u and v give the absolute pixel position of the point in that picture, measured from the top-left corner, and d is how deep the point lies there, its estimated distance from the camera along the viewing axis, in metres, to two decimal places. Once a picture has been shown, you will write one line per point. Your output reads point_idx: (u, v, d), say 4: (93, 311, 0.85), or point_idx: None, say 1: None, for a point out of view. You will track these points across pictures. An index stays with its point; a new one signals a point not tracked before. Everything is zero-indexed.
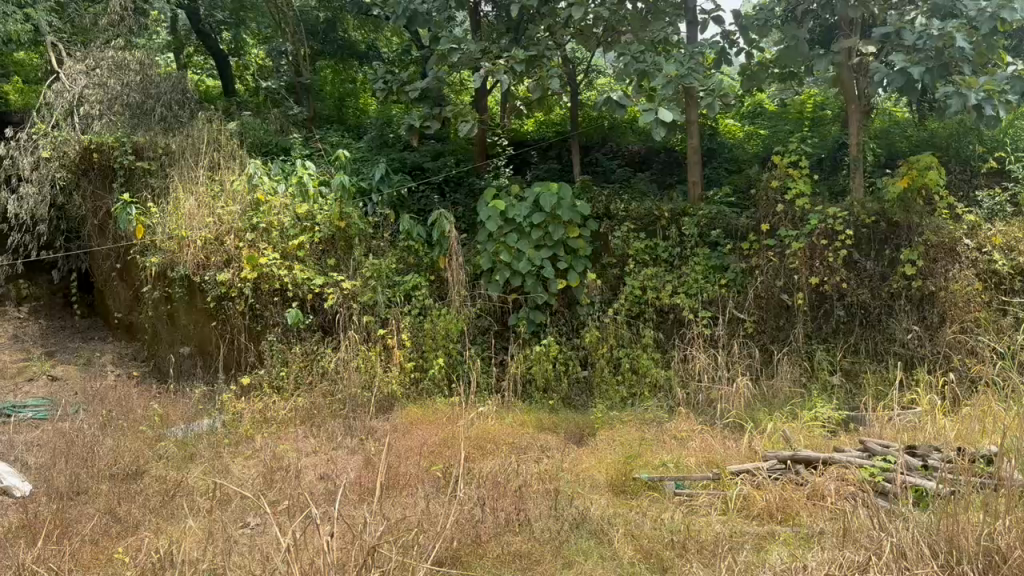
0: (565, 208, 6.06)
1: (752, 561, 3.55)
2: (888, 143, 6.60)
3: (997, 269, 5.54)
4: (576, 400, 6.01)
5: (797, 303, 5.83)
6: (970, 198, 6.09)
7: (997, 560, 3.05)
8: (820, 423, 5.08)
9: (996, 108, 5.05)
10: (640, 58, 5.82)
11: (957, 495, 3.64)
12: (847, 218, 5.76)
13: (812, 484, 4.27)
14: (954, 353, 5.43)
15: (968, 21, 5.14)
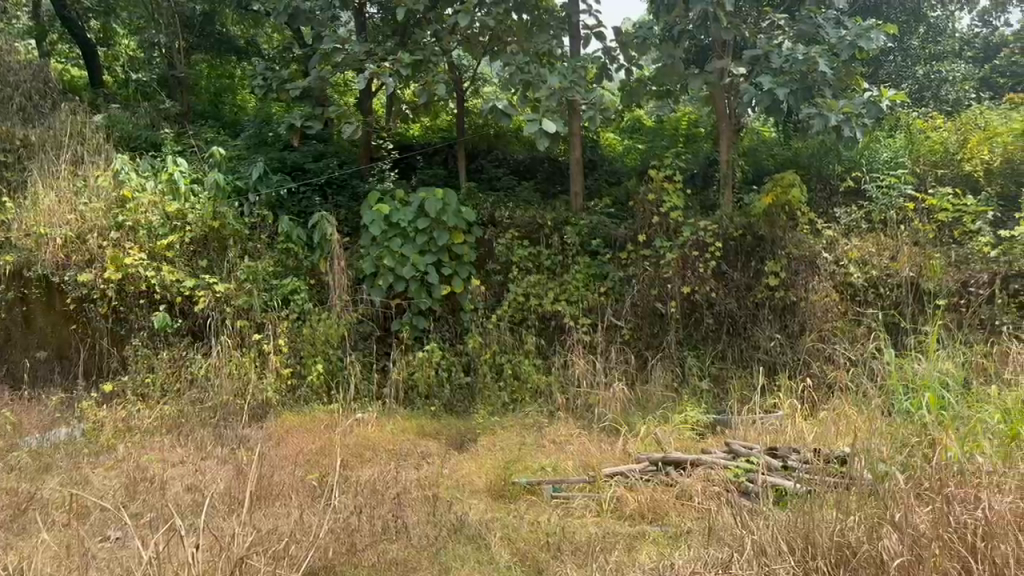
0: (450, 214, 6.11)
1: (623, 561, 3.64)
2: (756, 161, 6.95)
3: (852, 281, 5.91)
4: (457, 406, 6.02)
5: (670, 311, 6.06)
6: (829, 214, 6.49)
7: (847, 553, 3.25)
8: (690, 427, 5.30)
9: (854, 130, 5.36)
10: (526, 69, 5.96)
11: (812, 494, 3.88)
12: (717, 231, 6.06)
13: (681, 485, 4.44)
14: (813, 359, 5.74)
15: (829, 48, 5.47)
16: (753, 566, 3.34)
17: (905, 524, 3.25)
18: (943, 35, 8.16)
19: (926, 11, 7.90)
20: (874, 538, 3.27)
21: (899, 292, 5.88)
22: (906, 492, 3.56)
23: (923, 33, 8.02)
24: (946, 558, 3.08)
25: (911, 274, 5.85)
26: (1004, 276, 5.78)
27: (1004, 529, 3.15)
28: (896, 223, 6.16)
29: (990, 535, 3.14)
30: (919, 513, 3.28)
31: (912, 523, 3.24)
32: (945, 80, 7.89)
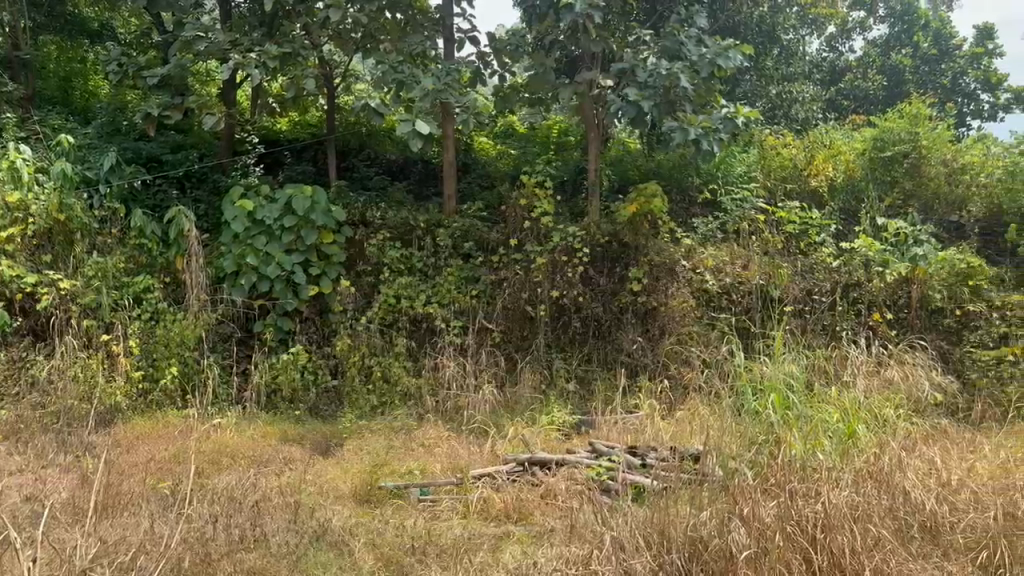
0: (319, 212, 6.00)
1: (487, 561, 3.67)
2: (621, 170, 7.15)
3: (708, 288, 6.18)
4: (324, 410, 5.92)
5: (539, 314, 6.17)
6: (689, 224, 6.81)
7: (699, 547, 3.46)
8: (556, 427, 5.42)
9: (711, 144, 5.65)
10: (398, 68, 5.90)
11: (668, 490, 4.08)
12: (584, 237, 6.24)
13: (545, 485, 4.53)
14: (670, 362, 6.01)
15: (691, 65, 5.74)
16: (610, 562, 3.43)
17: (752, 518, 3.55)
18: (794, 58, 8.60)
19: (780, 33, 8.26)
20: (724, 531, 3.51)
21: (750, 298, 6.21)
22: (754, 488, 3.83)
23: (776, 54, 8.42)
24: (790, 548, 3.43)
25: (760, 282, 6.19)
26: (845, 287, 6.18)
27: (840, 521, 3.52)
28: (748, 233, 6.54)
29: (828, 527, 3.50)
30: (766, 507, 3.61)
31: (759, 516, 3.56)
32: (796, 100, 8.58)
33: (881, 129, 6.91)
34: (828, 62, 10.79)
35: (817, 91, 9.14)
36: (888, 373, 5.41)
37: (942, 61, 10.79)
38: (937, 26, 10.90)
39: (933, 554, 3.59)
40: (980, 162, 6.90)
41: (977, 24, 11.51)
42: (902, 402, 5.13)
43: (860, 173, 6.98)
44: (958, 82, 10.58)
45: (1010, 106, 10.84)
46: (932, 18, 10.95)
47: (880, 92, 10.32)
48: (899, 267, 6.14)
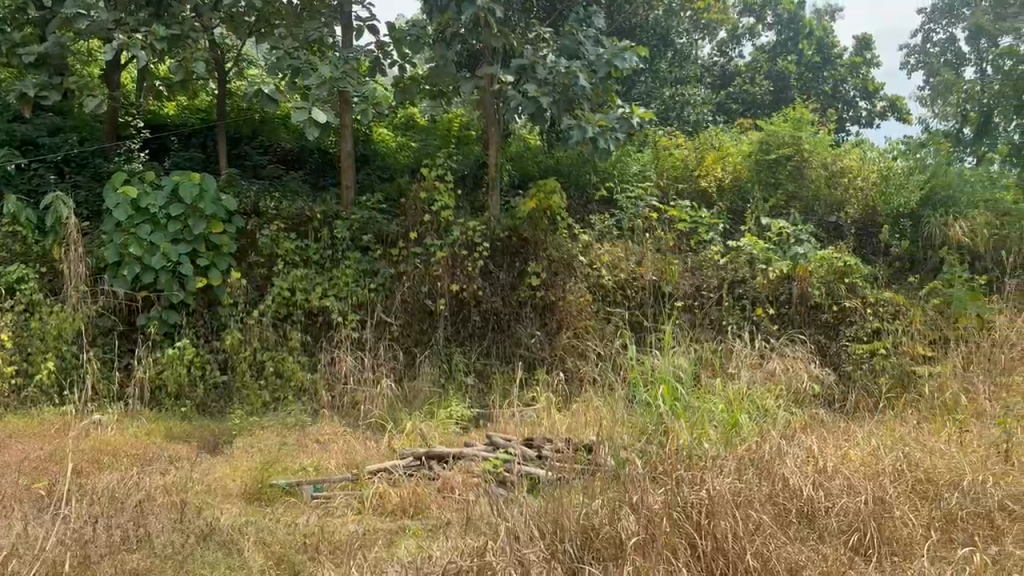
0: (209, 201, 5.82)
1: (381, 557, 3.63)
2: (521, 167, 7.19)
3: (604, 283, 6.31)
4: (212, 407, 5.73)
5: (438, 309, 6.16)
6: (586, 221, 6.94)
7: (590, 535, 3.64)
8: (454, 421, 5.42)
9: (607, 143, 5.78)
10: (294, 54, 5.84)
11: (562, 481, 4.20)
12: (484, 232, 6.26)
13: (442, 479, 4.52)
14: (567, 356, 6.09)
15: (588, 64, 5.86)
16: (505, 552, 3.48)
17: (641, 505, 3.73)
18: (688, 62, 9.02)
19: (674, 37, 8.67)
20: (614, 519, 3.69)
21: (643, 293, 6.38)
22: (643, 476, 4.00)
23: (671, 57, 8.82)
24: (676, 535, 3.61)
25: (653, 278, 6.39)
26: (730, 283, 6.41)
27: (724, 507, 3.68)
28: (641, 231, 6.74)
29: (712, 513, 3.65)
30: (654, 495, 3.80)
31: (647, 504, 3.75)
32: (687, 104, 8.74)
33: (767, 133, 7.21)
34: (719, 67, 11.33)
35: (708, 94, 9.43)
36: (770, 365, 5.63)
37: (825, 68, 11.38)
38: (821, 35, 11.42)
39: (810, 537, 3.79)
40: (857, 166, 7.24)
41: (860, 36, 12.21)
42: (783, 393, 5.37)
43: (747, 175, 7.27)
44: (840, 89, 11.29)
45: (885, 113, 11.53)
46: (817, 27, 11.48)
47: (767, 96, 10.77)
48: (780, 266, 6.26)
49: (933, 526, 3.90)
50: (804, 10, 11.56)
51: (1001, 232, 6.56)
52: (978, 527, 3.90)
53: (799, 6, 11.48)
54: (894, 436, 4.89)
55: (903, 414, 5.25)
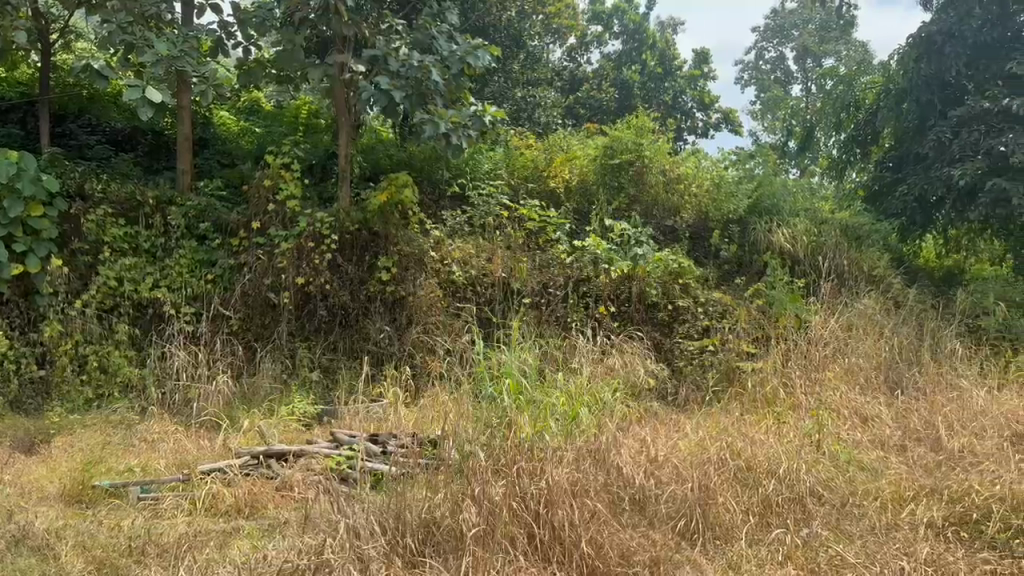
0: (26, 180, 5.33)
1: (213, 557, 3.47)
2: (372, 159, 7.09)
3: (455, 279, 6.30)
4: (27, 404, 5.26)
5: (282, 302, 5.93)
6: (438, 216, 6.92)
7: (431, 527, 3.69)
8: (295, 418, 5.26)
9: (460, 139, 5.80)
10: (128, 30, 5.46)
11: (407, 476, 4.17)
12: (333, 224, 6.10)
13: (282, 477, 4.38)
14: (416, 352, 6.01)
15: (441, 59, 5.85)
16: (345, 548, 3.46)
17: (483, 496, 3.79)
18: (539, 64, 9.19)
19: (526, 40, 8.79)
20: (456, 512, 3.74)
21: (493, 290, 6.42)
22: (486, 468, 4.03)
23: (522, 59, 8.95)
24: (514, 523, 3.74)
25: (503, 275, 6.43)
26: (576, 281, 6.57)
27: (561, 496, 3.83)
28: (493, 228, 6.79)
29: (551, 503, 3.80)
30: (495, 486, 3.87)
31: (488, 495, 3.82)
32: (538, 104, 9.11)
33: (611, 139, 7.42)
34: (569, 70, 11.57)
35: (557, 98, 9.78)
36: (610, 361, 5.87)
37: (665, 79, 12.12)
38: (663, 46, 12.15)
39: (641, 523, 4.02)
40: (693, 173, 7.67)
41: (698, 49, 13.06)
42: (620, 386, 5.60)
43: (592, 178, 7.48)
44: (679, 100, 12.21)
45: (719, 125, 12.46)
46: (659, 38, 12.20)
47: (612, 104, 11.24)
48: (622, 266, 6.53)
49: (751, 511, 4.20)
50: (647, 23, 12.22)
51: (817, 241, 7.18)
52: (792, 511, 4.23)
53: (643, 18, 12.07)
54: (720, 428, 5.22)
55: (728, 407, 5.62)
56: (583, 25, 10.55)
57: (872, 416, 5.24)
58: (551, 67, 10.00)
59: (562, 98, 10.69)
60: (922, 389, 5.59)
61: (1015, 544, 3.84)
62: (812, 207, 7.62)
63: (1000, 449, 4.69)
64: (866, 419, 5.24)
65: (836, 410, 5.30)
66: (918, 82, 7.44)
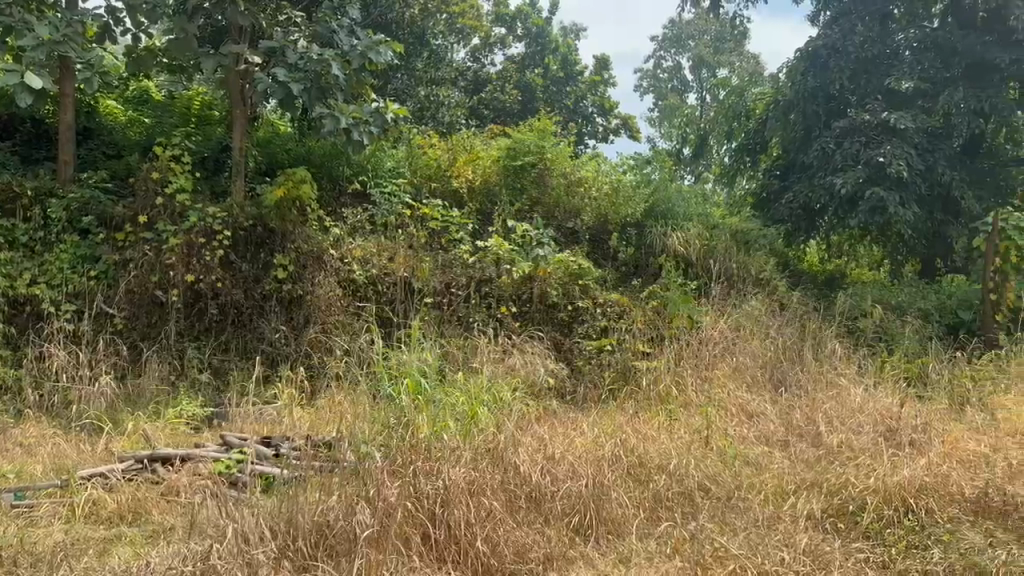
0: None
1: (91, 566, 3.31)
2: (269, 154, 6.91)
3: (355, 278, 6.23)
4: None
5: (171, 300, 5.72)
6: (338, 214, 6.81)
7: (325, 529, 3.58)
8: (183, 421, 5.06)
9: (361, 135, 5.73)
10: (6, 10, 5.16)
11: (299, 479, 4.08)
12: (226, 219, 5.94)
13: (167, 482, 4.21)
14: (313, 352, 5.90)
15: (342, 53, 5.75)
16: (233, 555, 3.34)
17: (377, 498, 3.77)
18: (443, 64, 9.26)
19: (430, 38, 8.78)
20: (350, 514, 3.65)
21: (394, 289, 6.32)
22: (381, 470, 3.99)
23: (427, 57, 8.92)
24: (408, 525, 3.74)
25: (404, 274, 6.36)
26: (477, 281, 6.55)
27: (458, 496, 3.86)
28: (394, 227, 6.75)
29: (447, 502, 3.83)
30: (390, 487, 3.85)
31: (382, 496, 3.79)
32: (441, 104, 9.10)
33: (515, 140, 7.52)
34: (473, 71, 11.45)
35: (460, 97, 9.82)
36: (511, 360, 5.90)
37: (567, 83, 12.37)
38: (564, 51, 12.40)
39: (536, 520, 4.07)
40: (593, 176, 7.81)
41: (599, 55, 13.33)
42: (520, 385, 5.66)
43: (495, 178, 7.50)
44: (580, 105, 12.48)
45: (619, 130, 12.76)
46: (561, 43, 12.43)
47: (515, 105, 11.33)
48: (523, 266, 6.53)
49: (642, 506, 4.33)
50: (550, 27, 12.40)
51: (709, 244, 7.46)
52: (680, 505, 4.37)
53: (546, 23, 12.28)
54: (614, 425, 5.34)
55: (622, 406, 5.76)
56: (487, 26, 10.60)
57: (756, 412, 5.47)
58: (455, 66, 10.01)
59: (466, 98, 10.68)
60: (804, 386, 5.86)
61: (885, 533, 4.09)
62: (704, 213, 7.90)
63: (875, 443, 4.96)
64: (752, 416, 5.46)
65: (725, 407, 5.52)
66: (804, 93, 7.83)
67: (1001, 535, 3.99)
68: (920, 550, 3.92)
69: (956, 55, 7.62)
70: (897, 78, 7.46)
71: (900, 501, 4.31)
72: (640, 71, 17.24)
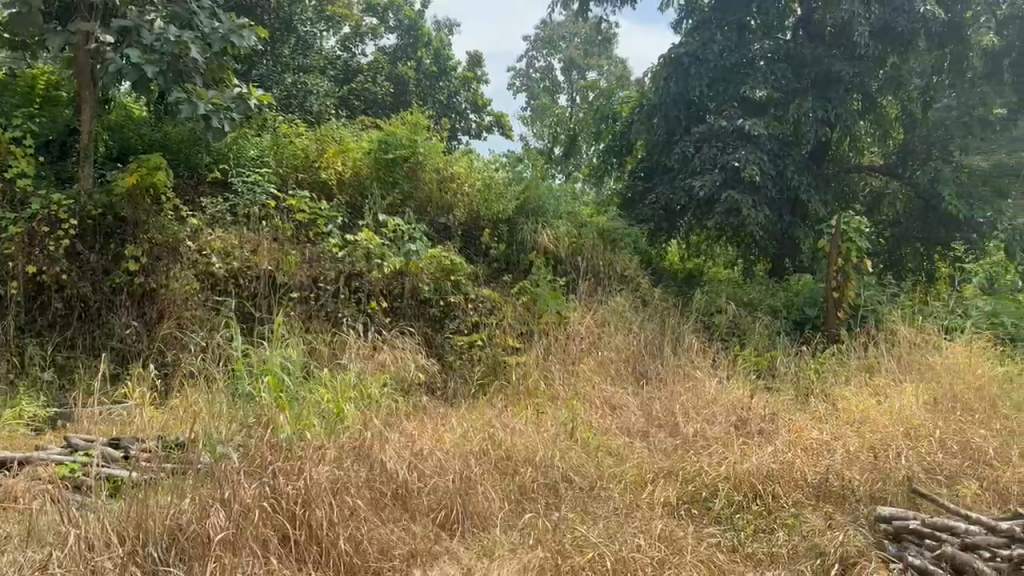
0: None
1: None
2: (122, 139, 6.53)
3: (214, 271, 5.90)
4: None
5: (10, 293, 5.35)
6: (196, 204, 6.50)
7: (176, 534, 3.43)
8: (23, 424, 4.72)
9: (221, 122, 5.50)
10: None
11: (149, 482, 3.87)
12: (72, 207, 5.62)
13: (3, 487, 3.89)
14: (168, 348, 5.57)
15: (202, 36, 5.54)
16: (75, 565, 3.20)
17: (233, 500, 3.64)
18: (311, 51, 9.46)
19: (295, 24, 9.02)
20: (203, 518, 3.51)
21: (257, 283, 6.08)
22: (236, 469, 3.86)
23: (293, 44, 9.20)
24: (266, 527, 3.60)
25: (268, 268, 6.12)
26: (348, 275, 6.41)
27: (320, 495, 3.79)
28: (258, 219, 6.47)
29: (308, 502, 3.74)
30: (247, 488, 3.72)
31: (239, 497, 3.66)
32: (311, 93, 8.82)
33: (386, 133, 7.41)
34: (344, 61, 11.43)
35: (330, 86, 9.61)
36: (381, 356, 5.83)
37: (441, 79, 12.36)
38: (437, 45, 12.40)
39: (402, 517, 4.03)
40: (466, 172, 7.81)
41: (471, 53, 13.39)
42: (389, 381, 5.58)
43: (366, 171, 7.34)
44: (453, 100, 12.48)
45: (492, 128, 12.87)
46: (433, 38, 12.41)
47: (388, 97, 11.22)
48: (394, 262, 6.48)
49: (508, 498, 4.36)
50: (423, 21, 12.41)
51: (577, 242, 7.64)
52: (545, 496, 4.45)
53: (418, 15, 12.29)
54: (483, 420, 5.36)
55: (490, 400, 5.83)
56: (356, 14, 10.56)
57: (619, 405, 5.67)
58: (325, 55, 9.92)
59: (335, 88, 10.51)
60: (664, 379, 6.13)
61: (735, 518, 4.33)
62: (573, 211, 8.10)
63: (726, 433, 5.23)
64: (616, 408, 5.65)
65: (589, 400, 5.69)
66: (666, 99, 8.21)
67: (840, 517, 4.25)
68: (766, 533, 4.18)
69: (805, 65, 8.12)
70: (752, 86, 7.82)
71: (749, 487, 4.57)
72: (515, 71, 17.55)
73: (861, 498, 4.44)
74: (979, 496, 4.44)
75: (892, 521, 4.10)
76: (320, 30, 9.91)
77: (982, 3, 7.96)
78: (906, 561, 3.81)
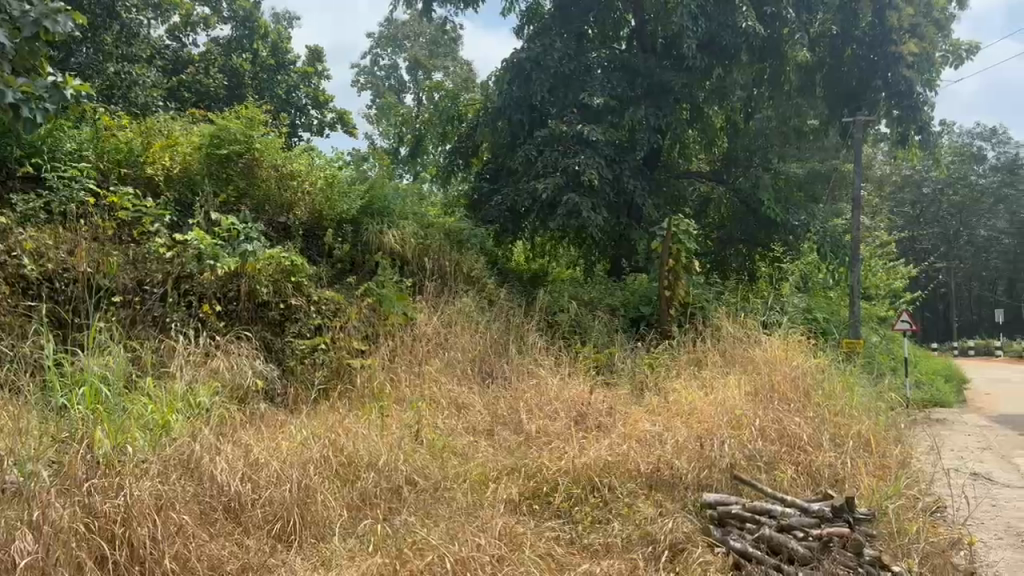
0: None
1: None
2: None
3: (25, 273, 5.50)
4: None
5: None
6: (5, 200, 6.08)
7: None
8: None
9: (33, 113, 4.96)
10: None
11: None
12: None
13: None
14: None
15: (9, 19, 4.94)
16: None
17: (41, 522, 3.34)
18: (136, 39, 8.93)
19: (121, 10, 8.54)
20: (8, 543, 3.23)
21: (73, 287, 5.66)
22: (48, 489, 3.55)
23: (117, 31, 8.61)
24: (80, 549, 3.33)
25: (88, 270, 5.71)
26: (177, 277, 6.05)
27: (143, 511, 3.54)
28: (75, 216, 6.06)
29: (129, 520, 3.50)
30: (59, 507, 3.44)
31: (49, 519, 3.37)
32: (135, 84, 8.68)
33: (218, 127, 7.00)
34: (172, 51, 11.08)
35: (158, 78, 9.45)
36: (214, 363, 5.49)
37: (278, 72, 12.09)
38: (274, 38, 12.10)
39: (234, 531, 3.86)
40: (306, 171, 7.55)
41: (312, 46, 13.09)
42: (220, 390, 5.30)
43: (196, 167, 6.97)
44: (292, 95, 12.17)
45: (334, 125, 12.66)
46: (271, 29, 12.15)
47: (221, 90, 11.03)
48: (228, 262, 6.14)
49: (348, 505, 4.27)
50: (260, 12, 12.16)
51: (423, 243, 7.63)
52: (387, 500, 4.40)
53: (254, 7, 12.04)
54: (324, 425, 5.22)
55: (335, 404, 5.74)
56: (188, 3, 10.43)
57: (466, 404, 5.72)
58: (154, 44, 9.70)
59: (163, 79, 10.12)
60: (509, 378, 6.28)
61: (573, 510, 4.46)
62: (418, 211, 8.09)
63: (567, 428, 5.38)
64: (462, 408, 5.70)
65: (434, 401, 5.70)
66: (509, 102, 8.37)
67: (669, 505, 4.47)
68: (602, 524, 4.34)
69: (638, 75, 8.53)
70: (589, 93, 8.09)
71: (587, 480, 4.71)
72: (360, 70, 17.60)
73: (689, 485, 4.67)
74: (793, 480, 4.80)
75: (717, 506, 4.36)
76: (148, 18, 9.73)
77: (797, 22, 8.49)
78: (728, 545, 4.07)
